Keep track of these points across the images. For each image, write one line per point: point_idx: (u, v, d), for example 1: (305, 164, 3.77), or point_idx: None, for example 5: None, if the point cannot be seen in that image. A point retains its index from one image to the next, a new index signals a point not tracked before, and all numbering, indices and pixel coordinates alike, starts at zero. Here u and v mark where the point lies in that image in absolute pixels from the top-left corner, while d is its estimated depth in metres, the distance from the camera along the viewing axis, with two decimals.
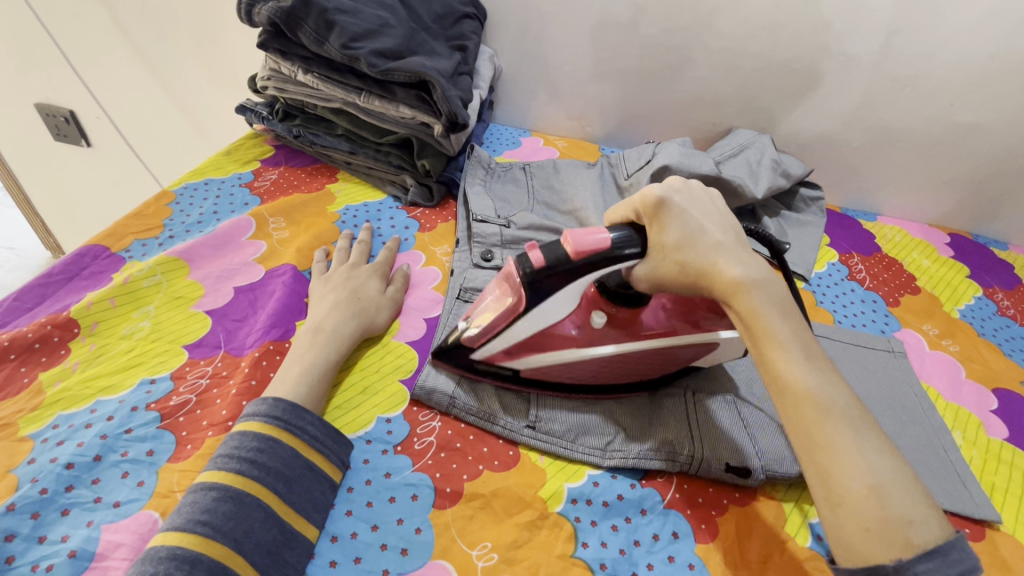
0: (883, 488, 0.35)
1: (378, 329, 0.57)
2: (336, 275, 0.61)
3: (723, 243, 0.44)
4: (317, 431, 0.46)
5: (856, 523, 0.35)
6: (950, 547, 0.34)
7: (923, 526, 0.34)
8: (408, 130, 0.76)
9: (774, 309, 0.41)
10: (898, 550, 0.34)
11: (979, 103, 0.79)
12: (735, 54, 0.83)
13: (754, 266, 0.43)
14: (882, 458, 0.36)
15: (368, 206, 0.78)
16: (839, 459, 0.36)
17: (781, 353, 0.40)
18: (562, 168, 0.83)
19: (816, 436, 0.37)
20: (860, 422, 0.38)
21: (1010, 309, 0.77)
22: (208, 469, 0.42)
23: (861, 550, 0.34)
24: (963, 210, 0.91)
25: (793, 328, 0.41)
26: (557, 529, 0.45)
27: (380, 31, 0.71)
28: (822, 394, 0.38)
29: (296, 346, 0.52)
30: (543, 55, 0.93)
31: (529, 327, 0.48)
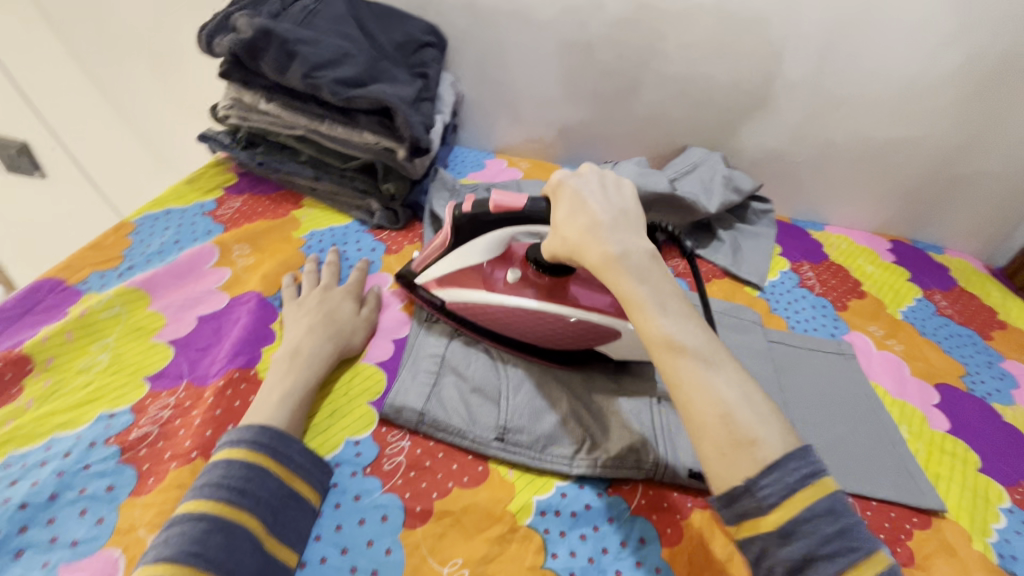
0: (732, 411, 0.37)
1: (353, 350, 0.58)
2: (310, 298, 0.61)
3: (597, 216, 0.47)
4: (302, 459, 0.46)
5: (714, 449, 0.37)
6: (790, 459, 0.35)
7: (767, 442, 0.36)
8: (372, 155, 0.78)
9: (636, 270, 0.44)
10: (747, 469, 0.35)
11: (908, 120, 0.85)
12: (685, 78, 0.88)
13: (622, 228, 0.47)
14: (736, 385, 0.39)
15: (333, 230, 0.79)
16: (695, 393, 0.38)
17: (640, 309, 0.42)
18: (525, 188, 0.86)
19: (675, 376, 0.39)
20: (720, 357, 0.40)
21: (948, 308, 0.83)
22: (195, 498, 0.41)
23: (721, 477, 0.36)
24: (900, 218, 0.97)
25: (651, 286, 0.43)
26: (527, 542, 0.45)
27: (341, 60, 0.74)
28: (679, 334, 0.40)
29: (274, 370, 0.52)
30: (505, 80, 0.96)
31: (456, 264, 0.61)
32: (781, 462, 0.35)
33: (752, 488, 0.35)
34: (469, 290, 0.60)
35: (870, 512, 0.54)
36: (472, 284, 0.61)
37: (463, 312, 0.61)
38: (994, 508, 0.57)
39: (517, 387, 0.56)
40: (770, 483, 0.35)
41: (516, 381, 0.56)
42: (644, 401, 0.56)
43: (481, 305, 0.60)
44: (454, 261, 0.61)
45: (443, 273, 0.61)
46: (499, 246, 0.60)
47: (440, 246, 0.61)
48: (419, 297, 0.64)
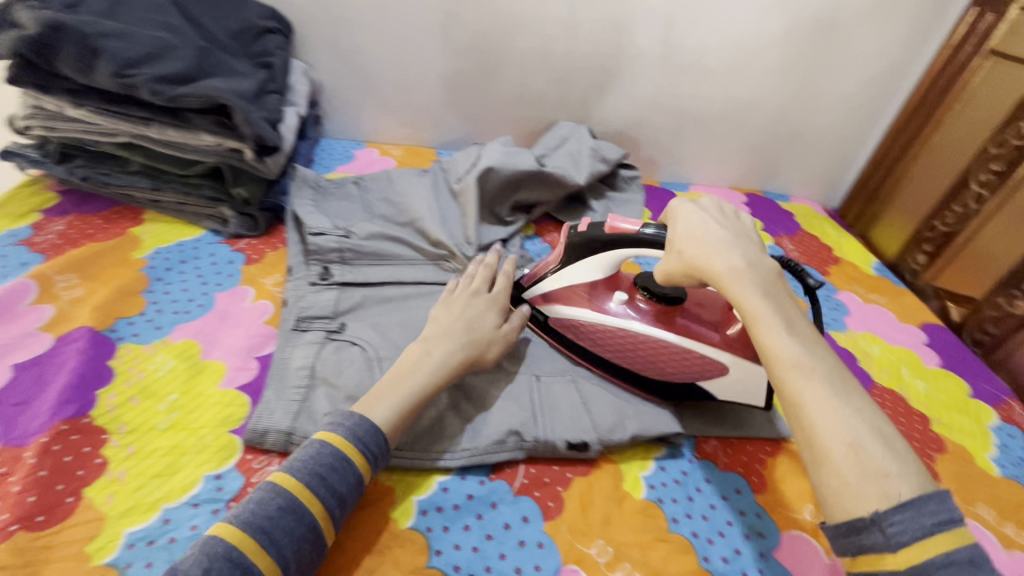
0: (863, 441, 0.36)
1: (483, 363, 0.55)
2: (458, 297, 0.59)
3: (723, 237, 0.48)
4: (343, 504, 0.43)
5: (839, 473, 0.35)
6: (929, 499, 0.33)
7: (902, 479, 0.34)
8: (216, 158, 0.71)
9: (761, 290, 0.44)
10: (875, 501, 0.34)
11: (747, 82, 0.92)
12: (544, 53, 0.89)
13: (747, 253, 0.47)
14: (868, 418, 0.37)
15: (182, 245, 0.72)
16: (822, 415, 0.37)
17: (763, 324, 0.42)
18: (395, 178, 0.82)
19: (800, 396, 0.39)
20: (848, 385, 0.39)
21: (794, 252, 0.90)
22: (224, 532, 0.38)
23: (844, 503, 0.35)
24: (753, 173, 1.05)
25: (775, 307, 0.43)
26: (409, 544, 0.45)
27: (161, 55, 0.66)
28: (805, 358, 0.40)
29: (401, 366, 0.51)
30: (363, 64, 0.91)
31: (561, 281, 0.62)
32: (913, 502, 0.33)
33: (879, 521, 0.33)
34: (577, 309, 0.61)
35: (729, 450, 0.57)
36: (573, 302, 0.61)
37: (562, 327, 0.62)
38: None
39: None
40: (903, 519, 0.33)
41: None
42: (524, 381, 0.58)
43: (583, 321, 0.60)
44: (556, 281, 0.62)
45: (547, 289, 0.63)
46: (613, 266, 0.60)
47: (549, 263, 0.62)
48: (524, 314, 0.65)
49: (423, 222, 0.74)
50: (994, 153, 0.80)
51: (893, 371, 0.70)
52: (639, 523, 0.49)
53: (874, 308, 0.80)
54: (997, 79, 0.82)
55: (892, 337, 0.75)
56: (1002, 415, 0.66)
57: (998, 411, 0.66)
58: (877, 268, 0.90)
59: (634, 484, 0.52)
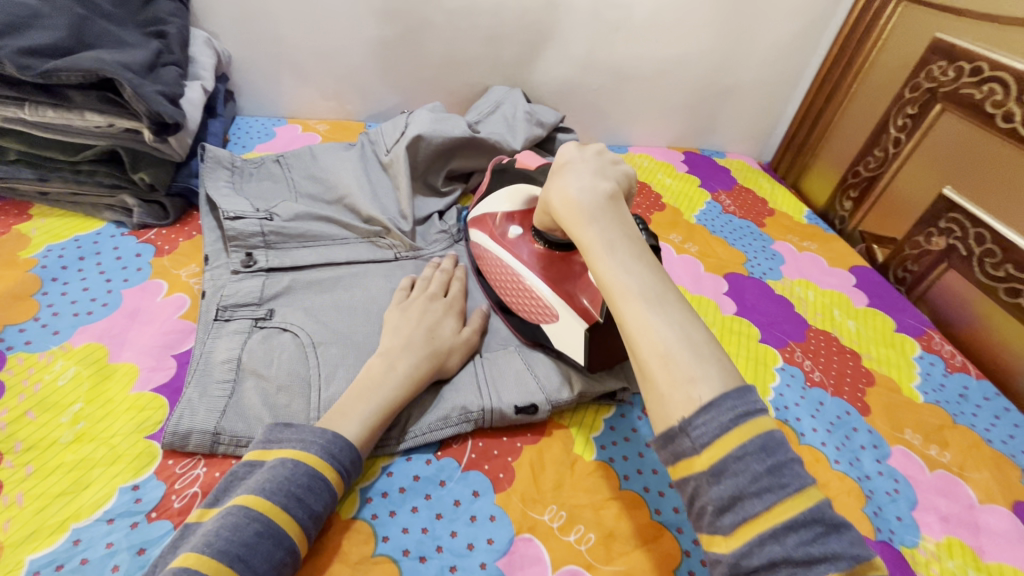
0: (675, 352, 0.33)
1: (448, 373, 0.52)
2: (416, 304, 0.56)
3: (573, 169, 0.44)
4: (318, 522, 0.40)
5: (654, 389, 0.33)
6: (729, 397, 0.31)
7: (705, 382, 0.32)
8: (109, 140, 0.64)
9: (591, 211, 0.40)
10: (681, 410, 0.32)
11: (677, 38, 0.91)
12: (469, 14, 0.84)
13: (592, 177, 0.43)
14: (685, 327, 0.34)
15: (80, 240, 0.64)
16: (635, 330, 0.34)
17: (588, 248, 0.38)
18: (320, 154, 0.77)
19: (620, 318, 0.35)
20: (666, 294, 0.35)
21: (731, 206, 0.92)
22: (198, 561, 0.34)
23: (660, 415, 0.33)
24: (689, 131, 1.06)
25: (607, 227, 0.39)
26: (354, 534, 0.42)
27: (29, 24, 0.58)
28: (627, 276, 0.36)
29: (365, 379, 0.48)
30: (274, 32, 0.84)
31: (483, 208, 0.64)
32: (713, 404, 0.31)
33: (684, 427, 0.31)
34: (481, 234, 0.62)
35: None
36: (484, 228, 0.62)
37: (475, 250, 0.65)
38: (771, 368, 0.63)
39: (331, 372, 0.52)
40: (705, 421, 0.31)
41: (328, 367, 0.52)
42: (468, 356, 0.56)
43: (483, 248, 0.62)
44: (482, 208, 0.65)
45: (476, 212, 0.66)
46: (521, 200, 0.59)
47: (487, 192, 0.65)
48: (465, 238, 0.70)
49: (352, 198, 0.70)
50: (910, 98, 0.82)
51: (826, 314, 0.73)
52: (591, 485, 0.48)
53: (807, 256, 0.83)
54: (912, 23, 0.83)
55: (824, 282, 0.78)
56: (924, 346, 0.70)
57: (921, 342, 0.70)
58: (809, 217, 0.93)
59: (585, 447, 0.52)
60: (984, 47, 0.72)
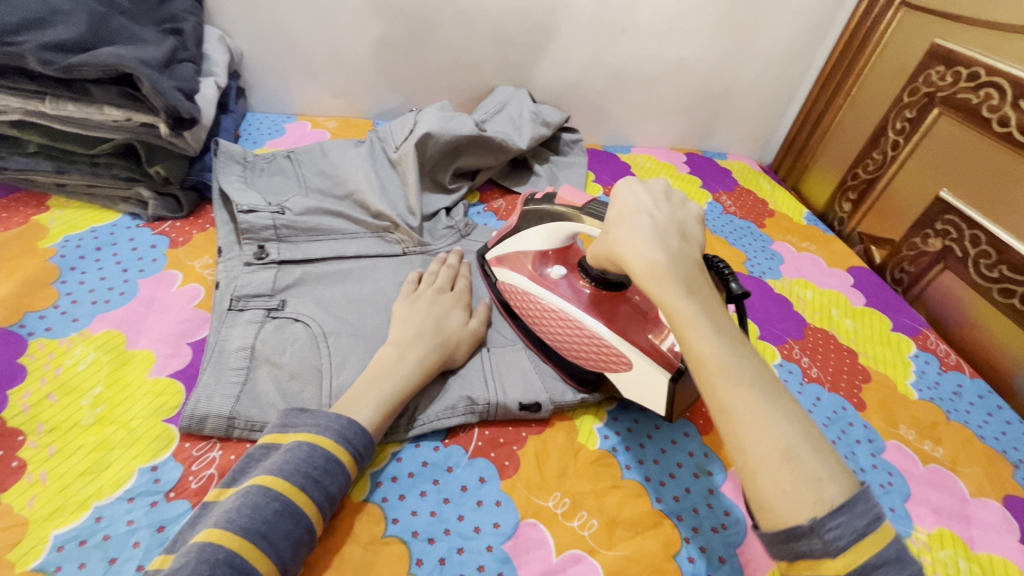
0: (796, 446, 0.31)
1: (455, 364, 0.54)
2: (424, 296, 0.58)
3: (651, 225, 0.42)
4: (332, 502, 0.42)
5: (772, 484, 0.30)
6: (859, 500, 0.29)
7: (833, 482, 0.30)
8: (127, 134, 0.66)
9: (682, 282, 0.38)
10: (809, 510, 0.29)
11: (681, 41, 0.93)
12: (477, 14, 0.86)
13: (675, 240, 0.41)
14: (799, 418, 0.32)
15: (96, 231, 0.66)
16: (749, 418, 0.32)
17: (685, 321, 0.36)
18: (329, 150, 0.78)
19: (726, 402, 0.33)
20: (773, 381, 0.34)
21: (733, 207, 0.93)
22: (221, 537, 0.36)
23: (776, 513, 0.30)
24: (691, 133, 1.08)
25: (700, 301, 0.37)
26: (365, 516, 0.44)
27: (49, 19, 0.60)
28: (731, 358, 0.34)
29: (377, 368, 0.49)
30: (285, 30, 0.85)
31: (513, 247, 0.62)
32: (848, 506, 0.29)
33: (816, 528, 0.29)
34: (517, 275, 0.60)
35: None
36: (517, 269, 0.61)
37: (506, 292, 0.62)
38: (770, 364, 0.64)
39: (342, 361, 0.54)
40: (839, 524, 0.29)
41: (339, 356, 0.54)
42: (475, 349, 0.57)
43: (519, 289, 0.60)
44: (509, 246, 0.63)
45: (503, 251, 0.63)
46: (558, 239, 0.59)
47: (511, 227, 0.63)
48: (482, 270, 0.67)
49: (361, 193, 0.71)
50: (909, 102, 0.84)
51: (824, 313, 0.74)
52: (594, 473, 0.50)
53: (806, 256, 0.84)
54: (911, 29, 0.84)
55: (823, 282, 0.80)
56: (920, 344, 0.71)
57: (916, 341, 0.72)
58: (809, 218, 0.95)
59: (588, 437, 0.53)
60: (981, 53, 0.74)
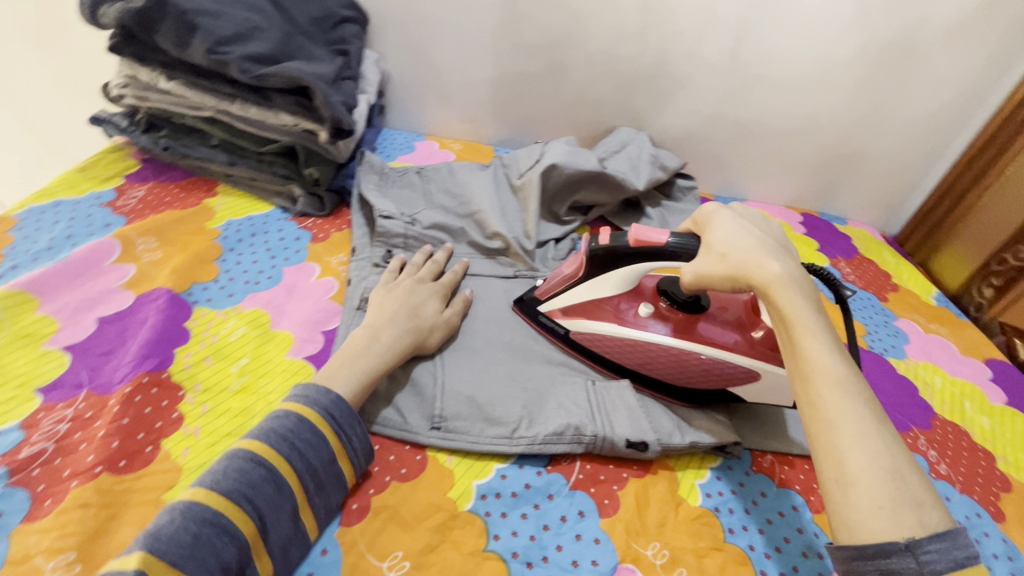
0: (900, 468, 0.36)
1: (427, 350, 0.56)
2: (400, 285, 0.60)
3: (775, 249, 0.47)
4: (316, 475, 0.43)
5: (874, 496, 0.35)
6: (955, 530, 0.34)
7: (931, 508, 0.35)
8: (292, 138, 0.73)
9: (810, 302, 0.43)
10: (908, 527, 0.34)
11: (814, 100, 0.91)
12: (610, 57, 0.89)
13: (794, 266, 0.47)
14: (900, 446, 0.37)
15: (252, 219, 0.74)
16: (860, 435, 0.37)
17: (808, 335, 0.41)
18: (457, 171, 0.83)
19: (841, 414, 0.38)
20: (879, 409, 0.39)
21: (852, 275, 0.88)
22: (207, 497, 0.38)
23: (870, 524, 0.34)
24: (810, 193, 1.04)
25: (824, 323, 0.42)
26: (469, 526, 0.45)
27: (250, 35, 0.68)
28: (847, 378, 0.39)
29: (350, 345, 0.51)
30: (431, 59, 0.93)
31: (582, 295, 0.60)
32: (949, 534, 0.34)
33: (912, 547, 0.33)
34: (602, 323, 0.60)
35: (787, 467, 0.56)
36: (600, 317, 0.60)
37: (590, 343, 0.60)
38: None
39: (454, 369, 0.56)
40: (935, 549, 0.33)
41: (451, 364, 0.56)
42: (579, 382, 0.58)
43: (612, 337, 0.59)
44: (578, 293, 0.60)
45: (569, 302, 0.61)
46: (632, 279, 0.59)
47: (572, 275, 0.60)
48: (537, 323, 0.63)
49: (483, 214, 0.75)
50: None
51: (955, 405, 0.68)
52: (695, 532, 0.48)
53: (936, 339, 0.78)
54: None
55: (954, 370, 0.73)
56: None
57: None
58: (938, 298, 0.88)
59: (690, 491, 0.52)
60: None
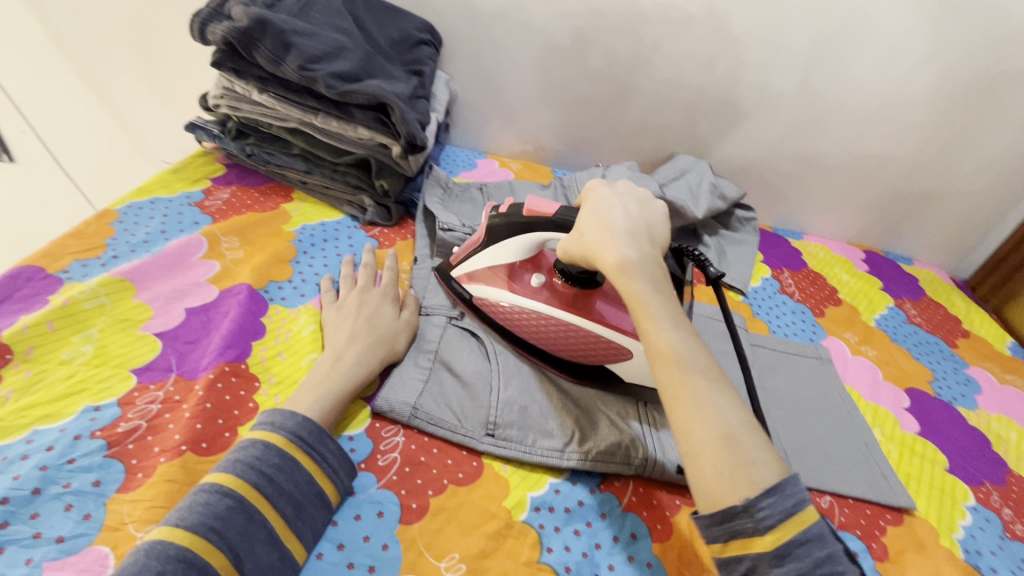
0: (735, 433, 0.37)
1: (398, 354, 0.56)
2: (350, 299, 0.60)
3: (620, 229, 0.48)
4: (288, 499, 0.42)
5: (709, 466, 0.36)
6: (787, 483, 0.35)
7: (763, 466, 0.36)
8: (367, 151, 0.77)
9: (649, 283, 0.45)
10: (744, 490, 0.35)
11: (884, 136, 0.89)
12: (675, 86, 0.90)
13: (644, 244, 0.48)
14: (736, 409, 0.39)
15: (325, 225, 0.78)
16: (697, 408, 0.38)
17: (652, 319, 0.43)
18: (517, 190, 0.86)
19: (678, 391, 0.39)
20: (721, 377, 0.41)
21: (918, 317, 0.85)
22: (170, 534, 0.37)
23: (714, 492, 0.36)
24: (873, 230, 1.01)
25: (663, 302, 0.44)
26: (523, 537, 0.46)
27: (337, 54, 0.73)
28: (687, 353, 0.41)
29: (315, 370, 0.51)
30: (497, 81, 0.96)
31: (486, 263, 0.63)
32: (775, 488, 0.35)
33: (749, 508, 0.35)
34: (493, 288, 0.62)
35: (848, 509, 0.54)
36: (493, 284, 0.62)
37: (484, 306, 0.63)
38: (960, 504, 0.58)
39: (508, 379, 0.57)
40: (769, 505, 0.35)
41: (505, 373, 0.57)
42: (631, 406, 0.58)
43: (501, 303, 0.61)
44: (482, 262, 0.63)
45: (474, 269, 0.63)
46: (529, 250, 0.61)
47: (473, 244, 0.63)
48: (448, 287, 0.66)
49: None
50: None
51: None
52: None
53: (1010, 391, 0.75)
54: None
55: None
56: None
57: None
58: (1013, 349, 0.84)
59: None
60: None
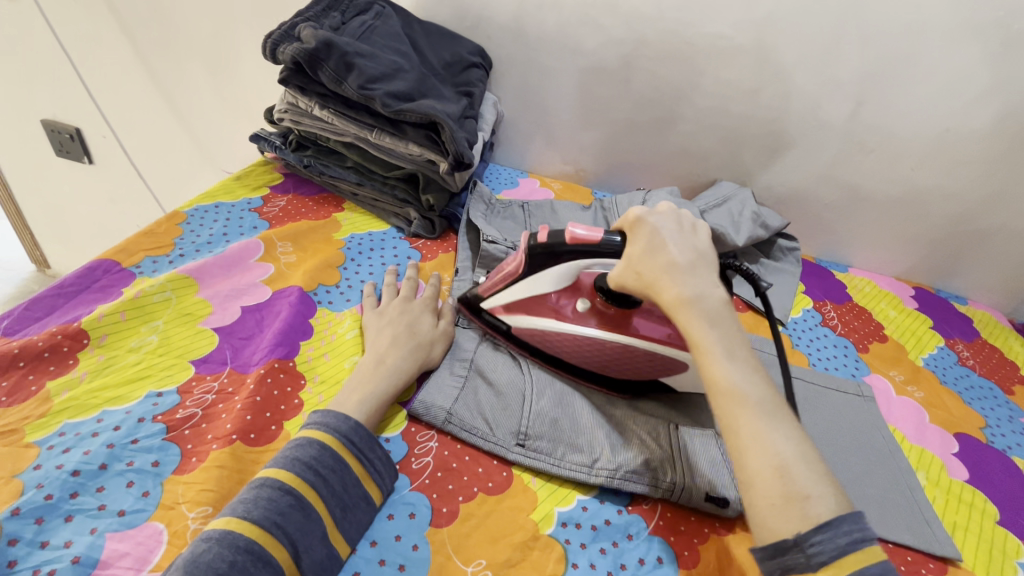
0: (789, 466, 0.37)
1: (433, 363, 0.58)
2: (390, 308, 0.62)
3: (675, 260, 0.48)
4: (341, 498, 0.44)
5: (763, 497, 0.37)
6: (844, 520, 0.35)
7: (820, 500, 0.36)
8: (415, 166, 0.81)
9: (705, 315, 0.45)
10: (796, 523, 0.35)
11: (937, 171, 0.87)
12: (719, 114, 0.90)
13: (701, 273, 0.48)
14: (794, 442, 0.39)
15: (372, 235, 0.82)
16: (753, 439, 0.38)
17: (705, 350, 0.43)
18: (558, 210, 0.88)
19: (735, 422, 0.40)
20: (777, 410, 0.40)
21: (970, 359, 0.82)
22: (238, 526, 0.39)
23: (770, 524, 0.36)
24: (924, 266, 0.98)
25: (720, 334, 0.44)
26: (548, 550, 0.46)
27: (394, 74, 0.77)
28: (742, 386, 0.41)
29: (356, 374, 0.53)
30: (543, 103, 0.99)
31: (525, 291, 0.62)
32: (831, 523, 0.35)
33: (800, 542, 0.35)
34: (538, 318, 0.62)
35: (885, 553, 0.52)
36: (540, 313, 0.62)
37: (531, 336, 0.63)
38: (1012, 560, 0.55)
39: (541, 392, 0.58)
40: (822, 540, 0.34)
41: (538, 386, 0.58)
42: (662, 426, 0.57)
43: (551, 331, 0.61)
44: (522, 290, 0.62)
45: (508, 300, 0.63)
46: (569, 276, 0.61)
47: (511, 273, 0.62)
48: (479, 320, 0.65)
49: None
50: None
51: None
52: None
53: None
54: None
55: None
56: None
57: None
58: None
59: None
60: None
